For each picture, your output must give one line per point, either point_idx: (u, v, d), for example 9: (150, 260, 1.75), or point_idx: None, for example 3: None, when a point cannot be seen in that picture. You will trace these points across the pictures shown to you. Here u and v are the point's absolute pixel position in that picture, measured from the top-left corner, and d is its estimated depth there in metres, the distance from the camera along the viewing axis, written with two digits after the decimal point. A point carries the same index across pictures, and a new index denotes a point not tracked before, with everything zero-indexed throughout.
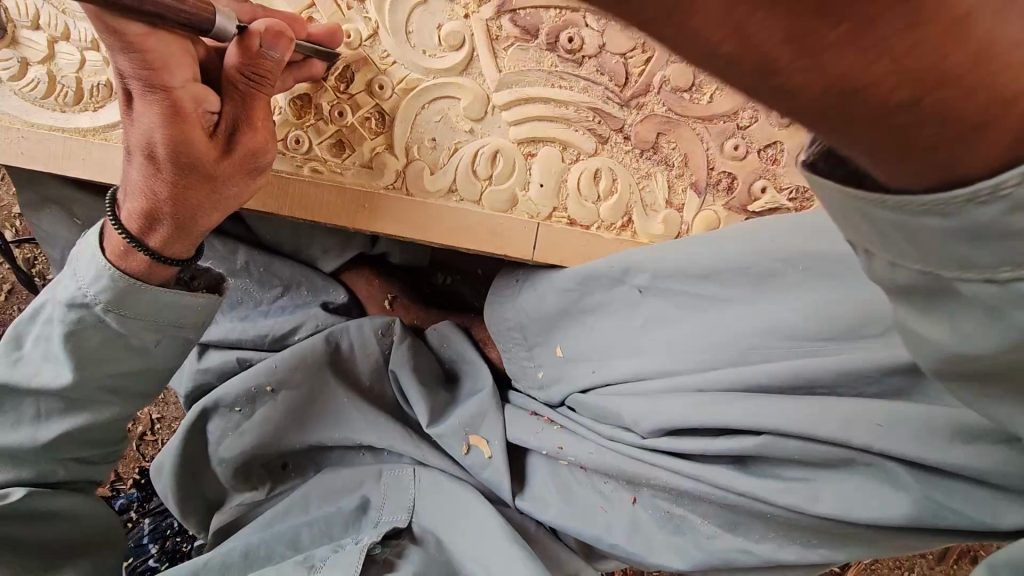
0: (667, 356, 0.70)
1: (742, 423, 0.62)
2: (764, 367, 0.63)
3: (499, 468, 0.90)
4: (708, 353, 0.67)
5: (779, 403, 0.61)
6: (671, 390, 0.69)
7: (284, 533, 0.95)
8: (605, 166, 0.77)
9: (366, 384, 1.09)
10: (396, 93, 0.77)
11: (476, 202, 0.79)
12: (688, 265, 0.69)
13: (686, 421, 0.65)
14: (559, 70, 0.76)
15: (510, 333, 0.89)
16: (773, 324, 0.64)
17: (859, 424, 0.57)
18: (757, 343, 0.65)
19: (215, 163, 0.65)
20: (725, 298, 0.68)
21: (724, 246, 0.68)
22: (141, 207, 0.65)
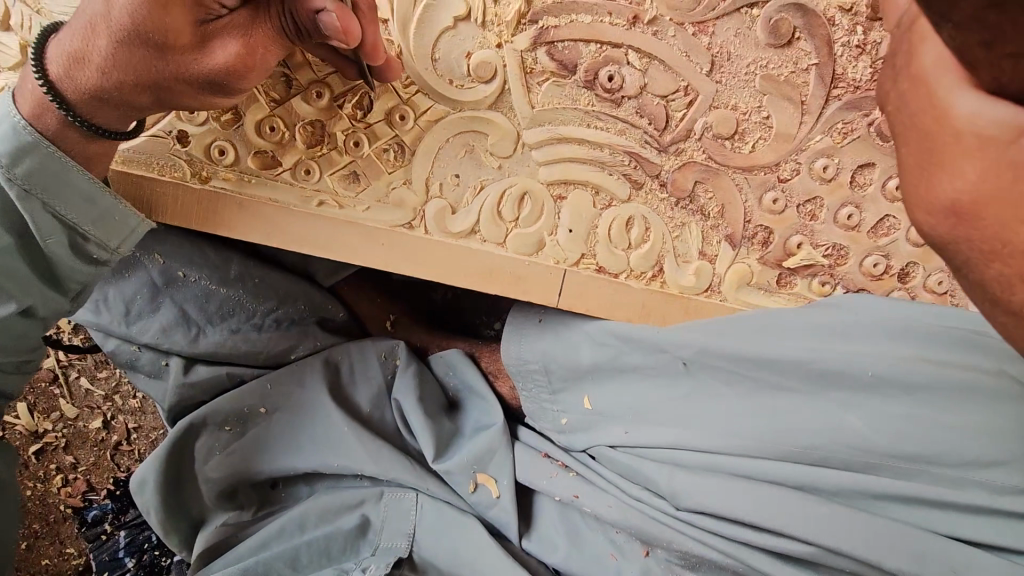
0: (711, 428, 0.71)
1: (793, 528, 0.65)
2: (828, 472, 0.66)
3: (507, 508, 0.87)
4: (755, 441, 0.68)
5: (833, 509, 0.65)
6: (713, 469, 0.70)
7: (283, 553, 0.92)
8: (638, 214, 0.74)
9: (366, 412, 1.03)
10: (419, 125, 0.71)
11: (499, 244, 0.74)
12: (743, 348, 0.69)
13: (736, 513, 0.67)
14: (596, 110, 0.70)
15: (531, 372, 0.84)
16: (835, 426, 0.66)
17: (905, 539, 0.63)
18: (812, 443, 0.66)
19: (175, 62, 0.56)
20: (778, 385, 0.69)
21: (778, 335, 0.69)
22: (81, 53, 0.56)
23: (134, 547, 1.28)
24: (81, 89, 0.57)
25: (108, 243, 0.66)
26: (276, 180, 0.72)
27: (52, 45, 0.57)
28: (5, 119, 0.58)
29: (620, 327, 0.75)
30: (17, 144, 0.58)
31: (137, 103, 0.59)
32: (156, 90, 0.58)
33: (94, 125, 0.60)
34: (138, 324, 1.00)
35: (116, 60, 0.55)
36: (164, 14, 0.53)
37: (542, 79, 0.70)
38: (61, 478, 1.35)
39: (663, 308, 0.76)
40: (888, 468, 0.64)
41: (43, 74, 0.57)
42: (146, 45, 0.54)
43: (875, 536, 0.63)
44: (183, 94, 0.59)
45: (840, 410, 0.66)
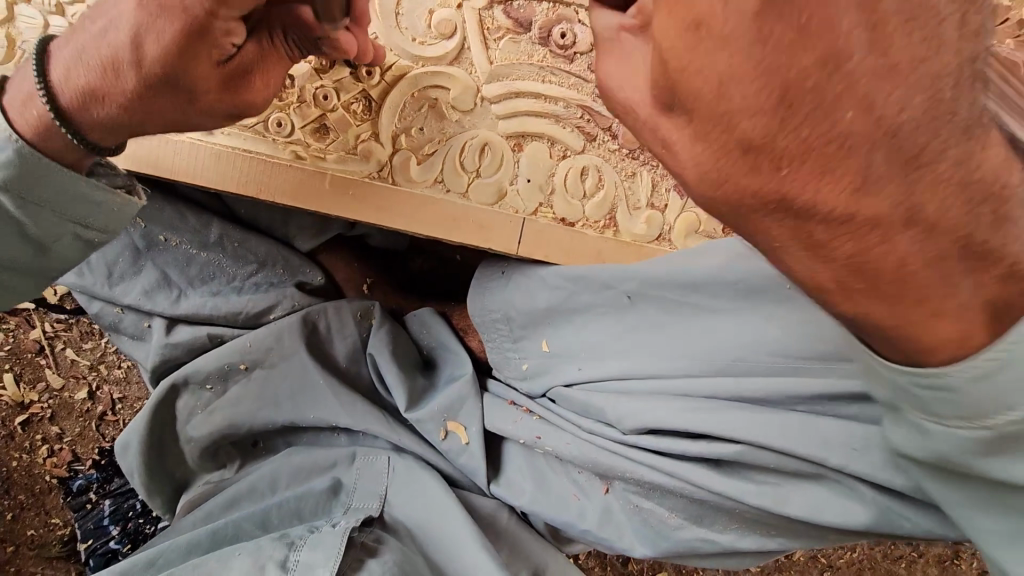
0: (656, 360, 0.77)
1: (724, 431, 0.70)
2: (748, 379, 0.72)
3: (476, 454, 0.91)
4: (691, 360, 0.74)
5: (758, 414, 0.70)
6: (652, 391, 0.76)
7: (254, 512, 0.93)
8: (592, 164, 0.78)
9: (342, 367, 1.08)
10: (385, 79, 0.75)
11: (462, 194, 0.79)
12: (680, 274, 0.75)
13: (670, 423, 0.73)
14: (550, 65, 0.75)
15: (494, 322, 0.90)
16: (757, 338, 0.71)
17: (831, 442, 0.67)
18: (742, 358, 0.72)
19: (209, 97, 0.59)
20: (713, 309, 0.75)
21: (712, 261, 0.75)
22: (86, 83, 0.57)
23: (119, 515, 1.30)
24: (96, 123, 0.59)
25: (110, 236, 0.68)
26: (248, 131, 0.76)
27: (59, 71, 0.58)
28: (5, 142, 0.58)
29: (572, 266, 0.80)
30: (21, 164, 0.59)
31: (149, 130, 0.62)
32: (179, 124, 0.62)
33: (96, 146, 0.62)
34: (121, 285, 1.03)
35: (140, 101, 0.58)
36: (199, 61, 0.56)
37: (499, 35, 0.75)
38: (47, 448, 1.37)
39: (612, 252, 0.81)
40: (802, 372, 0.69)
41: (51, 100, 0.58)
42: (170, 90, 0.57)
43: (801, 440, 0.68)
44: (206, 123, 0.63)
45: (764, 322, 0.72)
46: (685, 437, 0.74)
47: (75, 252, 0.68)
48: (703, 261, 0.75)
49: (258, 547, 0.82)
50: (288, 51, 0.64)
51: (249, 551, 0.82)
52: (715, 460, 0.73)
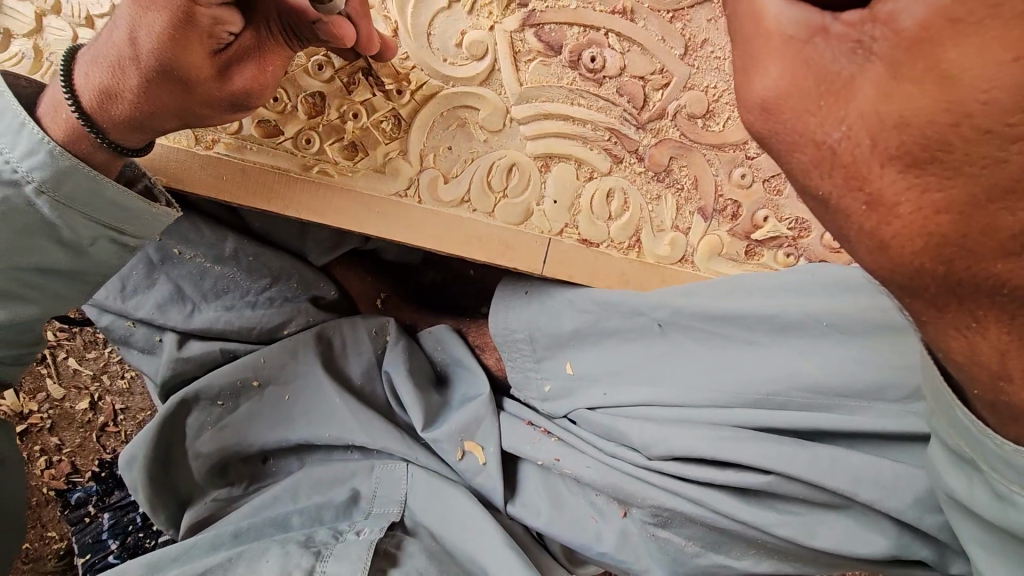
0: (685, 390, 0.77)
1: (754, 461, 0.70)
2: (779, 413, 0.72)
3: (493, 475, 0.92)
4: (718, 388, 0.75)
5: (784, 445, 0.70)
6: (681, 418, 0.76)
7: (275, 518, 0.95)
8: (618, 186, 0.79)
9: (356, 383, 1.07)
10: (415, 99, 0.75)
11: (489, 214, 0.79)
12: (715, 308, 0.76)
13: (698, 451, 0.73)
14: (579, 89, 0.76)
15: (517, 342, 0.89)
16: (790, 372, 0.72)
17: (851, 471, 0.68)
18: (768, 382, 0.73)
19: (121, 82, 0.60)
20: (738, 334, 0.76)
21: (737, 293, 0.77)
22: (108, 80, 0.60)
23: (119, 529, 1.27)
24: (115, 117, 0.61)
25: (142, 238, 0.69)
26: (277, 149, 0.75)
27: (87, 70, 0.61)
28: (39, 146, 0.60)
29: (601, 293, 0.81)
30: (56, 169, 0.61)
31: (151, 126, 0.63)
32: (134, 118, 0.61)
33: (122, 146, 0.64)
34: (133, 299, 1.03)
35: (146, 92, 0.60)
36: (132, 46, 0.58)
37: (529, 59, 0.75)
38: (46, 459, 1.34)
39: (641, 277, 0.82)
40: (824, 407, 0.71)
41: (77, 103, 0.60)
42: (170, 79, 0.59)
43: (828, 471, 0.68)
44: (151, 117, 0.62)
45: (799, 357, 0.72)
46: (712, 465, 0.74)
47: (111, 258, 0.69)
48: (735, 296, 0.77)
49: (285, 553, 0.83)
50: (287, 40, 0.63)
51: (276, 556, 0.83)
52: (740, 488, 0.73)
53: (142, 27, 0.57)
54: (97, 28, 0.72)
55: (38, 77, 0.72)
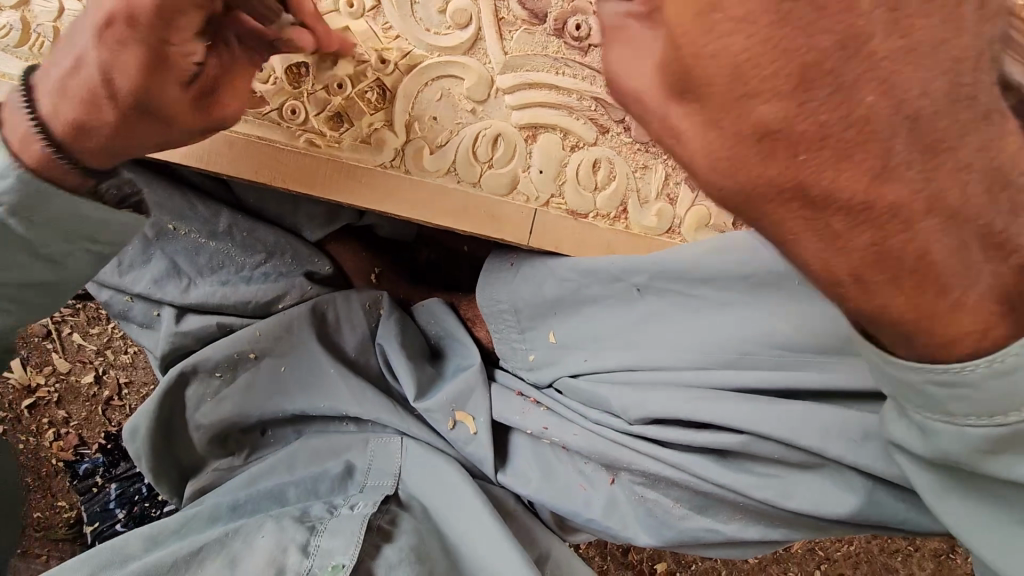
0: (666, 354, 0.78)
1: (733, 422, 0.72)
2: (751, 374, 0.73)
3: (484, 443, 0.94)
4: (702, 354, 0.75)
5: (759, 406, 0.71)
6: (661, 382, 0.77)
7: (272, 491, 0.96)
8: (604, 156, 0.79)
9: (352, 357, 1.09)
10: (399, 69, 0.75)
11: (476, 184, 0.79)
12: (693, 268, 0.75)
13: (675, 412, 0.74)
14: (564, 57, 0.76)
15: (503, 314, 0.92)
16: (766, 331, 0.72)
17: (831, 436, 0.69)
18: (752, 351, 0.73)
19: (97, 118, 0.56)
20: (724, 303, 0.75)
21: (716, 256, 0.75)
22: (76, 115, 0.55)
23: (125, 498, 1.31)
24: (97, 151, 0.58)
25: (114, 238, 0.66)
26: (264, 120, 0.76)
27: (47, 104, 0.56)
28: (9, 170, 0.56)
29: (582, 261, 0.80)
30: (29, 195, 0.58)
31: (137, 154, 0.60)
32: (118, 151, 0.59)
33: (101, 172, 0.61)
34: (131, 274, 1.06)
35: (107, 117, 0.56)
36: (110, 80, 0.54)
37: (514, 27, 0.75)
38: (53, 432, 1.38)
39: (628, 250, 0.81)
40: (799, 369, 0.71)
41: (48, 136, 0.56)
42: (151, 114, 0.57)
43: (804, 429, 0.69)
44: (137, 147, 0.59)
45: (782, 326, 0.72)
46: (690, 427, 0.76)
47: (89, 267, 0.68)
48: (708, 259, 0.75)
49: (280, 528, 0.85)
50: (250, 53, 0.62)
51: (272, 532, 0.84)
52: (720, 452, 0.75)
53: (113, 58, 0.54)
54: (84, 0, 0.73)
55: (26, 50, 0.73)
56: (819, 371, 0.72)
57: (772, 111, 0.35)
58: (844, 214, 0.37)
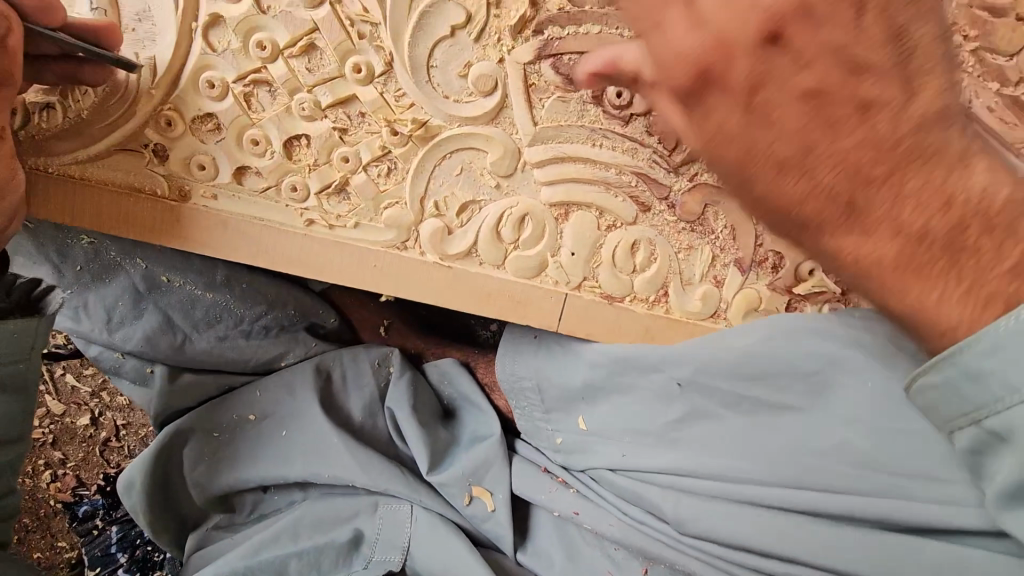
0: (717, 457, 0.70)
1: (795, 547, 0.64)
2: (826, 495, 0.64)
3: (502, 522, 0.87)
4: (753, 463, 0.68)
5: (821, 530, 0.64)
6: (711, 494, 0.69)
7: (272, 563, 0.91)
8: (644, 237, 0.70)
9: (357, 421, 1.02)
10: (412, 142, 0.66)
11: (499, 266, 0.71)
12: (746, 364, 0.68)
13: (724, 530, 0.68)
14: (603, 127, 0.66)
15: (526, 392, 0.85)
16: (822, 446, 0.65)
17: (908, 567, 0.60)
18: (815, 465, 0.65)
19: None
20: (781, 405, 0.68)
21: (777, 345, 0.68)
22: None
23: (127, 542, 1.23)
24: None
25: (43, 348, 0.71)
26: (258, 199, 0.67)
27: None
28: None
29: (617, 348, 0.74)
30: None
31: None
32: None
33: None
34: (120, 331, 0.97)
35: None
36: None
37: (546, 94, 0.65)
38: (50, 473, 1.29)
39: (666, 333, 0.74)
40: (898, 500, 0.62)
41: None
42: None
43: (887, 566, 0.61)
44: None
45: (843, 438, 0.65)
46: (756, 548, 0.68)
47: None
48: (765, 344, 0.68)
49: None
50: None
51: None
52: None
53: None
54: None
55: None
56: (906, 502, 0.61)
57: (983, 187, 0.37)
58: (832, 160, 0.36)
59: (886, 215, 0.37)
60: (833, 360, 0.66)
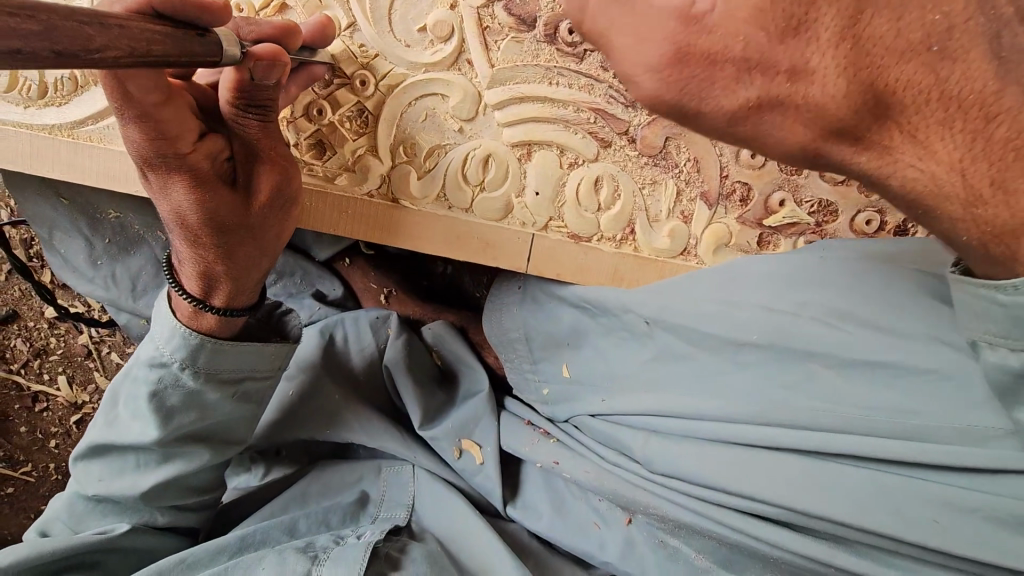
0: (694, 396, 0.65)
1: (789, 497, 0.58)
2: (829, 432, 0.58)
3: (490, 474, 0.89)
4: (730, 401, 0.63)
5: (820, 472, 0.58)
6: (686, 433, 0.65)
7: (283, 521, 0.92)
8: (606, 173, 0.71)
9: (360, 377, 1.05)
10: (380, 90, 0.70)
11: (467, 209, 0.73)
12: (710, 297, 0.65)
13: (710, 480, 0.63)
14: (557, 65, 0.68)
15: (513, 343, 0.85)
16: (803, 380, 0.60)
17: (908, 517, 0.54)
18: (781, 399, 0.60)
19: (236, 238, 0.64)
20: (742, 340, 0.62)
21: (748, 278, 0.65)
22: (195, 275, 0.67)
23: None
24: (206, 267, 0.66)
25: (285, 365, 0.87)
26: None
27: (187, 212, 0.62)
28: (175, 333, 0.75)
29: (586, 289, 0.73)
30: (190, 347, 0.76)
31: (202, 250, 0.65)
32: (204, 255, 0.65)
33: (224, 247, 0.64)
34: (144, 299, 1.01)
35: (178, 194, 0.61)
36: (217, 210, 0.62)
37: (500, 37, 0.68)
38: None
39: (635, 273, 0.73)
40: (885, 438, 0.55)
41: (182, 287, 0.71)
42: (237, 219, 0.63)
43: (866, 508, 0.56)
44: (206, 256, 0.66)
45: (806, 359, 0.60)
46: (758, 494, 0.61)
47: (230, 405, 0.82)
48: (742, 285, 0.65)
49: (281, 561, 0.81)
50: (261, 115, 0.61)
51: (272, 565, 0.81)
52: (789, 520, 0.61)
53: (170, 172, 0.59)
54: None
55: (15, 95, 0.72)
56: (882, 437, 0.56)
57: (829, 67, 0.41)
58: None
59: (884, 41, 0.40)
60: (798, 296, 0.61)
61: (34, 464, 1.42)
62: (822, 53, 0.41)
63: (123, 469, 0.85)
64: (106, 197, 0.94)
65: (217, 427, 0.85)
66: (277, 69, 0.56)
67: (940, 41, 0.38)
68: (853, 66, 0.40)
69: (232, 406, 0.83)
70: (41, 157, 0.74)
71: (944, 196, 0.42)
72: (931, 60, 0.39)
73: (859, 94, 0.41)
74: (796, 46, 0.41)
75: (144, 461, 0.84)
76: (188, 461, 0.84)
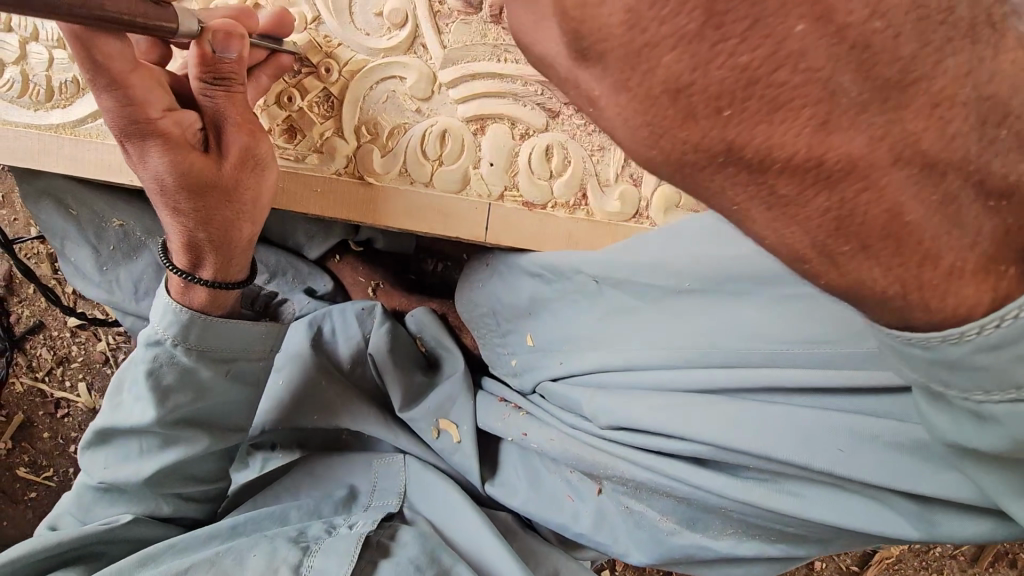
0: (636, 350, 0.71)
1: (711, 432, 0.63)
2: (766, 368, 0.62)
3: (467, 451, 0.90)
4: (669, 349, 0.68)
5: (743, 412, 0.63)
6: (630, 384, 0.71)
7: (273, 511, 0.86)
8: (556, 142, 0.75)
9: (346, 366, 1.02)
10: (343, 75, 0.76)
11: (428, 184, 0.78)
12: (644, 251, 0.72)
13: (641, 423, 0.68)
14: (504, 44, 0.74)
15: (483, 318, 0.89)
16: (732, 323, 0.65)
17: (816, 444, 0.58)
18: (706, 341, 0.66)
19: (212, 201, 0.69)
20: (676, 288, 0.69)
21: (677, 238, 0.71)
22: (180, 245, 0.72)
23: None
24: (186, 235, 0.71)
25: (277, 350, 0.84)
26: None
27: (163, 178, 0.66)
28: (169, 308, 0.73)
29: (542, 255, 0.77)
30: (181, 322, 0.73)
31: (181, 217, 0.70)
32: (184, 222, 0.70)
33: (199, 211, 0.69)
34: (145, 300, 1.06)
35: (155, 162, 0.66)
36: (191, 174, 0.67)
37: (450, 20, 0.74)
38: None
39: (590, 236, 0.77)
40: (795, 362, 0.61)
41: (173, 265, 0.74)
42: (210, 182, 0.68)
43: (777, 437, 0.60)
44: (187, 224, 0.70)
45: (738, 303, 0.66)
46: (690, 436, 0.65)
47: (223, 385, 0.80)
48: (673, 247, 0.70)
49: (272, 549, 0.78)
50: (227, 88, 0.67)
51: (263, 552, 0.77)
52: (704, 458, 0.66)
53: (146, 140, 0.65)
54: (68, 47, 0.79)
55: (27, 100, 0.81)
56: (783, 368, 0.62)
57: (682, 62, 0.26)
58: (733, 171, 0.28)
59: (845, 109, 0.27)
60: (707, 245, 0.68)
61: (57, 469, 1.30)
62: (633, 114, 0.28)
63: (127, 454, 0.82)
64: (111, 203, 1.02)
65: (204, 412, 0.82)
66: (235, 43, 0.64)
67: (863, 31, 0.25)
68: (647, 62, 0.26)
69: (230, 389, 0.81)
70: (47, 151, 0.82)
71: (797, 256, 0.30)
72: (820, 117, 0.26)
73: (671, 120, 0.27)
74: (622, 80, 0.27)
75: (141, 448, 0.81)
76: (189, 446, 0.81)
